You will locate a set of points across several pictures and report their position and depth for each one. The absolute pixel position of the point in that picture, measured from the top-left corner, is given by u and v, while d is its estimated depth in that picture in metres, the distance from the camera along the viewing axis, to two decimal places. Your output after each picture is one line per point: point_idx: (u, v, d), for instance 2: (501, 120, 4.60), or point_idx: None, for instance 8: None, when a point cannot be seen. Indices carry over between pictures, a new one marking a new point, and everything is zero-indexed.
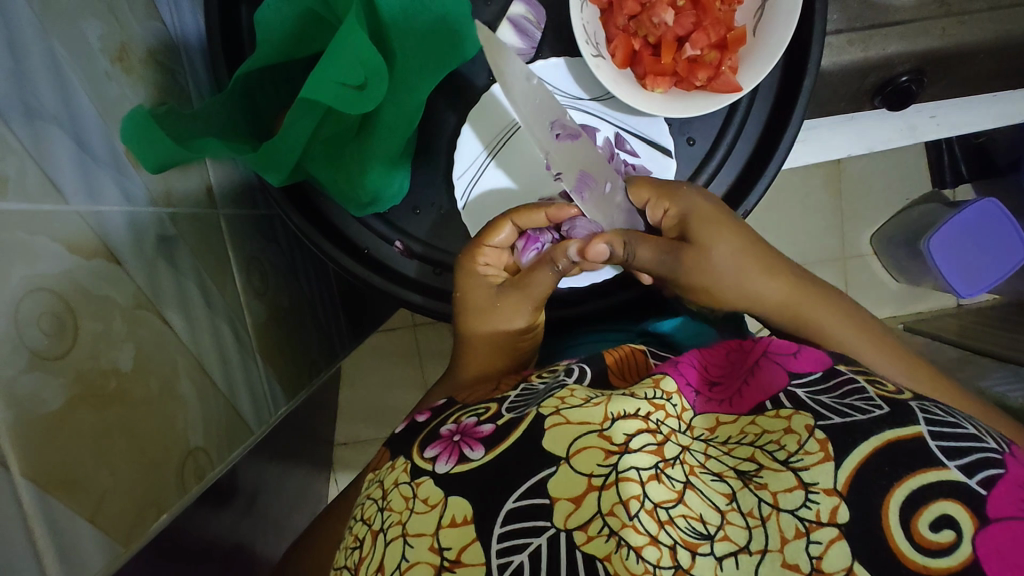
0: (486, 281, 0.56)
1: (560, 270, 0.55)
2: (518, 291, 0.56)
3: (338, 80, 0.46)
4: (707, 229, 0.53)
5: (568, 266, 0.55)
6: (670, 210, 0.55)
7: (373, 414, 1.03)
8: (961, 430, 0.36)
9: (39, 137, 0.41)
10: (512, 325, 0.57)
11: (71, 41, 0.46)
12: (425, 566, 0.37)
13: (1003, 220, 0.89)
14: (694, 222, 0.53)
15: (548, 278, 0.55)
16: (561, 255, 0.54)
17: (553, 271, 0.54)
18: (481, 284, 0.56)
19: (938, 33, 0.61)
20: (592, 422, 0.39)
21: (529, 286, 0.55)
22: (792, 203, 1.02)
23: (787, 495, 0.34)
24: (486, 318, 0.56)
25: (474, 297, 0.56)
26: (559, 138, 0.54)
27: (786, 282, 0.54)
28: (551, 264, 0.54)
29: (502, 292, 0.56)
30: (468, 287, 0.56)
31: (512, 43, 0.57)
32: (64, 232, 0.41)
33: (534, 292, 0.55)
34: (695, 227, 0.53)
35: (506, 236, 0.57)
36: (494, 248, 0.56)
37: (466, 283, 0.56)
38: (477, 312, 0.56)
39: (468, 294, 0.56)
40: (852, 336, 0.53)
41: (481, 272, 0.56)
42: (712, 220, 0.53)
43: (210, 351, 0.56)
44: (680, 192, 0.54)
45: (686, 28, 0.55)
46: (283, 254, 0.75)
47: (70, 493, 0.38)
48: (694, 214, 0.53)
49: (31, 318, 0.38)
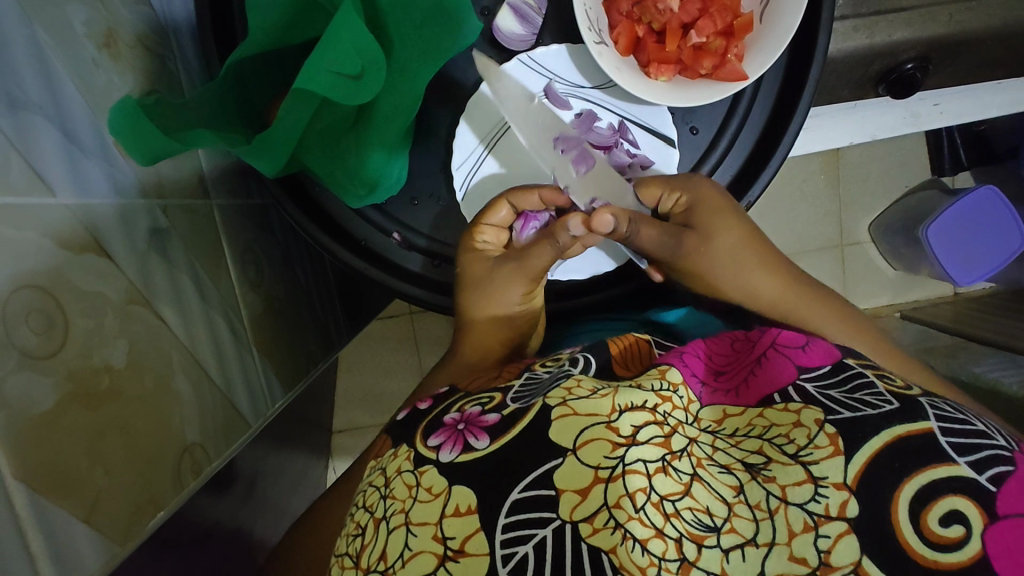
0: (486, 257, 0.56)
1: (562, 245, 0.52)
2: (515, 263, 0.55)
3: (332, 70, 0.45)
4: (712, 218, 0.53)
5: (568, 241, 0.52)
6: (679, 198, 0.55)
7: (371, 401, 1.02)
8: (970, 426, 0.35)
9: (23, 128, 0.39)
10: (510, 302, 0.56)
11: (55, 27, 0.44)
12: (428, 556, 0.37)
13: (1002, 207, 0.88)
14: (699, 212, 0.53)
15: (550, 252, 0.53)
16: (561, 229, 0.51)
17: (553, 246, 0.52)
18: (482, 258, 0.56)
19: (945, 20, 0.60)
20: (600, 414, 0.39)
21: (529, 259, 0.54)
22: (790, 189, 1.01)
23: (795, 488, 0.34)
24: (483, 294, 0.55)
25: (473, 271, 0.56)
26: (561, 153, 0.55)
27: (782, 281, 0.55)
28: (552, 240, 0.52)
29: (499, 263, 0.55)
30: (468, 261, 0.56)
31: (512, 29, 0.56)
32: (51, 223, 0.40)
33: (530, 265, 0.54)
34: (700, 216, 0.53)
35: (502, 216, 0.57)
36: (493, 227, 0.57)
37: (465, 258, 0.56)
38: (476, 286, 0.56)
39: (468, 268, 0.56)
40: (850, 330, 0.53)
41: (480, 248, 0.56)
42: (718, 210, 0.53)
43: (205, 344, 0.55)
44: (689, 181, 0.54)
45: (691, 15, 0.54)
46: (278, 244, 0.74)
47: (64, 495, 0.38)
48: (700, 204, 0.53)
49: (20, 316, 0.36)
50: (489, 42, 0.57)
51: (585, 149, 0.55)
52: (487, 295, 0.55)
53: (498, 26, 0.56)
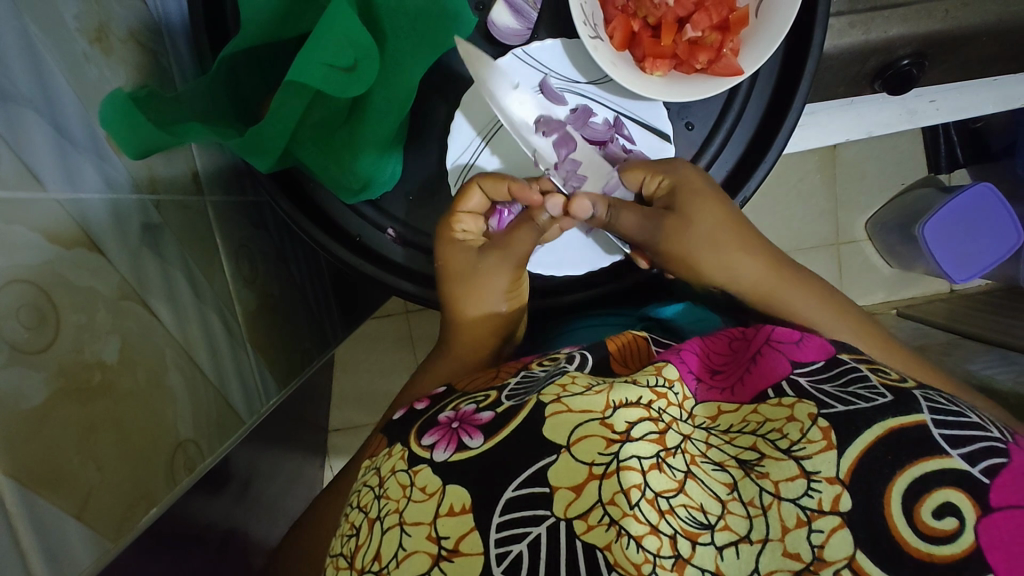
0: (467, 246, 0.56)
1: (541, 226, 0.55)
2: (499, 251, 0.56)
3: (324, 62, 0.45)
4: (696, 202, 0.53)
5: (547, 222, 0.55)
6: (662, 181, 0.55)
7: (367, 399, 1.02)
8: (965, 418, 0.35)
9: (13, 121, 0.39)
10: (496, 295, 0.57)
11: (46, 20, 0.44)
12: (423, 556, 0.36)
13: (998, 205, 0.89)
14: (683, 193, 0.53)
15: (531, 235, 0.55)
16: (540, 210, 0.55)
17: (534, 229, 0.55)
18: (464, 250, 0.56)
19: (941, 15, 0.60)
20: (593, 410, 0.39)
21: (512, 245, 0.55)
22: (787, 187, 1.01)
23: (788, 484, 0.34)
24: (471, 288, 0.56)
25: (457, 264, 0.56)
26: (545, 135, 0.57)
27: (768, 262, 0.54)
28: (532, 223, 0.55)
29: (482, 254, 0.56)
30: (449, 253, 0.55)
31: (507, 23, 0.56)
32: (41, 218, 0.39)
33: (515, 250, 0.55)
34: (682, 197, 0.53)
35: (477, 203, 0.55)
36: (470, 214, 0.55)
37: (445, 250, 0.55)
38: (459, 279, 0.56)
39: (450, 260, 0.55)
40: (838, 319, 0.53)
41: (460, 238, 0.55)
42: (703, 195, 0.53)
43: (198, 341, 0.55)
44: (672, 166, 0.54)
45: (687, 8, 0.54)
46: (274, 241, 0.74)
47: (55, 491, 0.37)
48: (684, 185, 0.53)
49: (10, 310, 0.36)
50: (485, 37, 0.57)
51: (564, 132, 0.57)
52: (475, 288, 0.56)
53: (492, 20, 0.56)
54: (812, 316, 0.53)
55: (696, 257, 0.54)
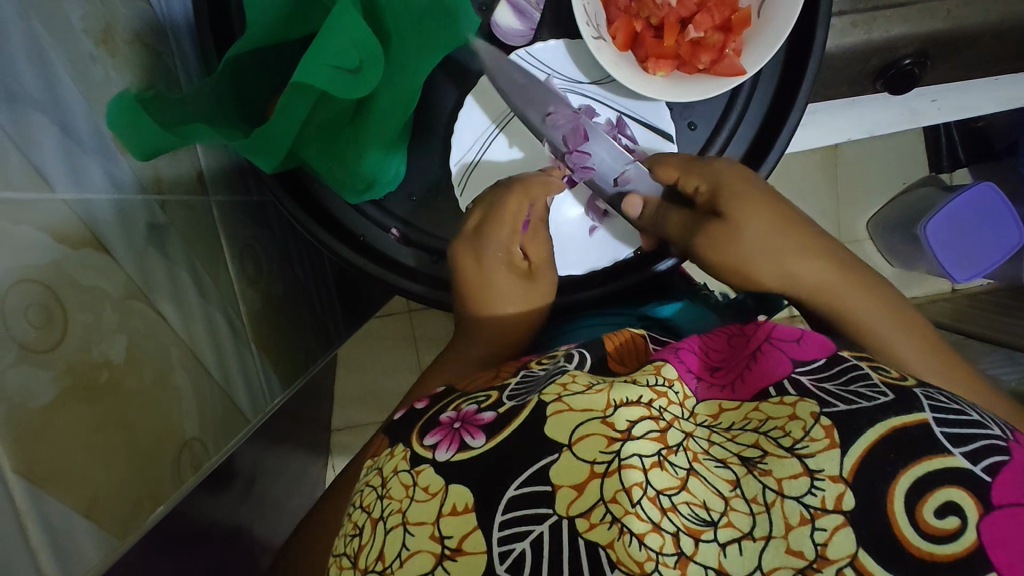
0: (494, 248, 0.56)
1: None
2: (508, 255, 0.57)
3: (332, 64, 0.45)
4: (739, 205, 0.52)
5: None
6: (700, 184, 0.54)
7: (370, 398, 1.02)
8: (965, 416, 0.35)
9: (19, 122, 0.39)
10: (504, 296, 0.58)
11: (52, 21, 0.44)
12: (425, 556, 0.37)
13: (1000, 205, 0.89)
14: (726, 196, 0.52)
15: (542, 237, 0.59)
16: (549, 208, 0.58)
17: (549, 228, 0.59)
18: (470, 248, 0.57)
19: (943, 15, 0.60)
20: (595, 409, 0.39)
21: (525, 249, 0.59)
22: (788, 187, 1.01)
23: (792, 481, 0.34)
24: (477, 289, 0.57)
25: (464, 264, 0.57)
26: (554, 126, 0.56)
27: (827, 266, 0.52)
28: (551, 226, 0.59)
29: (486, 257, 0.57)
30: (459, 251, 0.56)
31: (511, 25, 0.57)
32: (49, 219, 0.40)
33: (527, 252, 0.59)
34: (727, 199, 0.52)
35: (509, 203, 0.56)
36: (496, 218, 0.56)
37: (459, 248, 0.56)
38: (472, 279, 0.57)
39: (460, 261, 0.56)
40: (902, 328, 0.50)
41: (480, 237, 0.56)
42: (744, 197, 0.52)
43: (203, 340, 0.55)
44: (711, 167, 0.54)
45: (690, 8, 0.54)
46: (277, 241, 0.74)
47: (62, 489, 0.38)
48: (725, 187, 0.53)
49: (18, 310, 0.36)
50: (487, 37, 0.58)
51: (578, 125, 0.56)
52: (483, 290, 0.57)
53: (497, 22, 0.56)
54: (873, 321, 0.50)
55: (747, 261, 0.53)
